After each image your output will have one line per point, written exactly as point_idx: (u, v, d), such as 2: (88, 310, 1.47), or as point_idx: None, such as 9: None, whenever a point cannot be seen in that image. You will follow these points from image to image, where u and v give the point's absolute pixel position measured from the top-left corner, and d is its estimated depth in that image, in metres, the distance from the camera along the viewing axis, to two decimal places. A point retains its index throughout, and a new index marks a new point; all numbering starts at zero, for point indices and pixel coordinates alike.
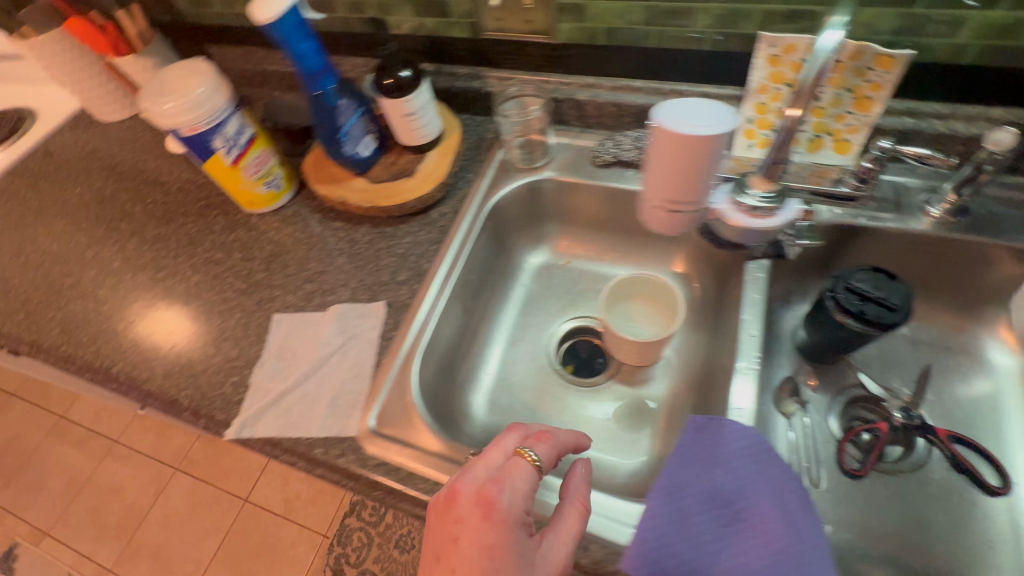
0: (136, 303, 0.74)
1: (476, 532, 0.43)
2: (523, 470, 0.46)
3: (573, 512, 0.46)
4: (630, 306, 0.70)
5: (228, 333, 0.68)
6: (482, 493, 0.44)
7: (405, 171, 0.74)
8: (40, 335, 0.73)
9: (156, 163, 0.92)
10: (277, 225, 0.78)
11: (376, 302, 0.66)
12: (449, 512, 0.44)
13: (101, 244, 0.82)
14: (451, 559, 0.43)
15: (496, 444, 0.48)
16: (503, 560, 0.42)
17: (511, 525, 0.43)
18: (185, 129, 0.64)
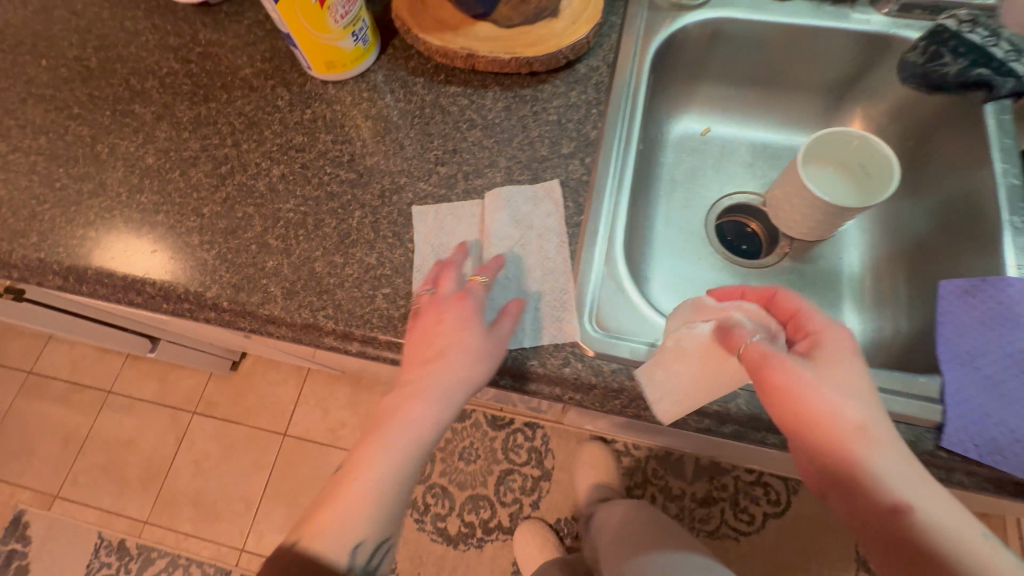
0: (202, 208, 0.55)
1: (441, 326, 0.44)
2: (473, 288, 0.46)
3: (504, 321, 0.45)
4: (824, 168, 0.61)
5: (353, 235, 0.53)
6: (436, 301, 0.45)
7: (543, 9, 0.56)
8: (76, 260, 0.54)
9: (150, 21, 0.67)
10: (368, 94, 0.60)
11: (547, 182, 0.53)
12: (428, 311, 0.46)
13: (114, 135, 0.60)
14: (416, 350, 0.44)
15: (446, 269, 0.47)
16: (471, 333, 0.44)
17: (472, 313, 0.45)
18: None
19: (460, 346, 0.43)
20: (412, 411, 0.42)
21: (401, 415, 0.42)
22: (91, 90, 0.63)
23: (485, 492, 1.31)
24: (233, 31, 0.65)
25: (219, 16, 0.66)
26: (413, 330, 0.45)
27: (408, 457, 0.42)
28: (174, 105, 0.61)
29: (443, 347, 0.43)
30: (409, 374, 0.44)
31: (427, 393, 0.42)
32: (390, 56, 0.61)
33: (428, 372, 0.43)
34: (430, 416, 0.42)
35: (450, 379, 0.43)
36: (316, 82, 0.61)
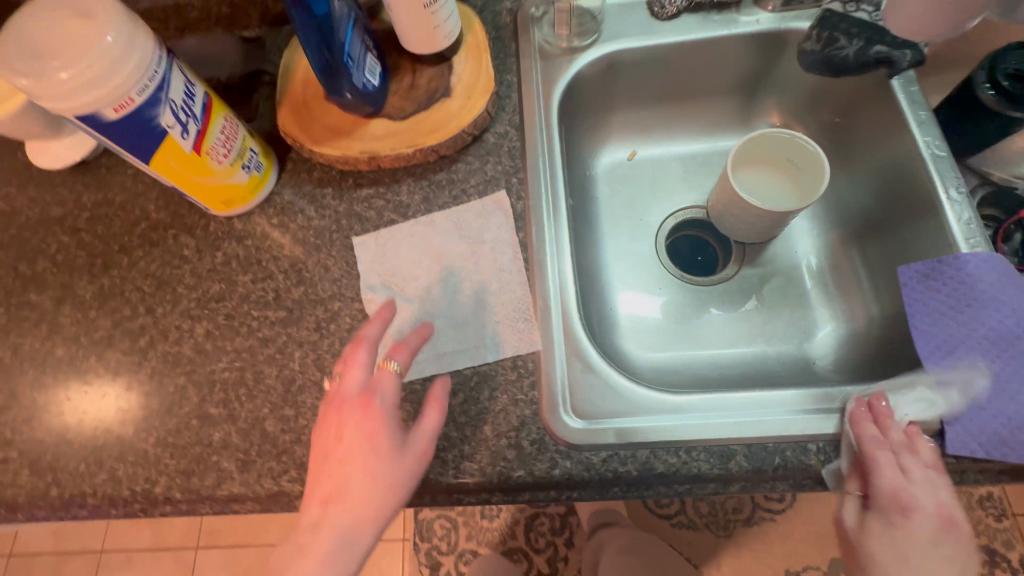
0: (128, 392, 0.50)
1: (358, 427, 0.41)
2: (381, 380, 0.43)
3: (432, 412, 0.43)
4: (759, 171, 0.60)
5: (299, 379, 0.49)
6: (344, 403, 0.42)
7: (435, 91, 0.54)
8: (1, 489, 0.48)
9: (24, 195, 0.62)
10: (278, 219, 0.56)
11: (494, 193, 0.53)
12: (335, 413, 0.42)
13: (13, 334, 0.54)
14: (334, 448, 0.41)
15: (349, 366, 0.44)
16: (381, 438, 0.41)
17: (386, 418, 0.42)
18: (111, 113, 0.40)
19: (370, 466, 0.40)
20: (351, 485, 0.40)
21: (344, 490, 0.40)
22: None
23: (517, 545, 1.27)
24: (117, 185, 0.60)
25: (98, 172, 0.61)
26: (326, 432, 0.42)
27: None
28: (72, 283, 0.56)
29: (348, 446, 0.41)
30: (332, 488, 0.40)
31: (363, 470, 0.40)
32: (291, 172, 0.58)
33: (359, 463, 0.40)
34: (336, 547, 0.38)
35: (388, 468, 0.40)
36: (220, 220, 0.57)
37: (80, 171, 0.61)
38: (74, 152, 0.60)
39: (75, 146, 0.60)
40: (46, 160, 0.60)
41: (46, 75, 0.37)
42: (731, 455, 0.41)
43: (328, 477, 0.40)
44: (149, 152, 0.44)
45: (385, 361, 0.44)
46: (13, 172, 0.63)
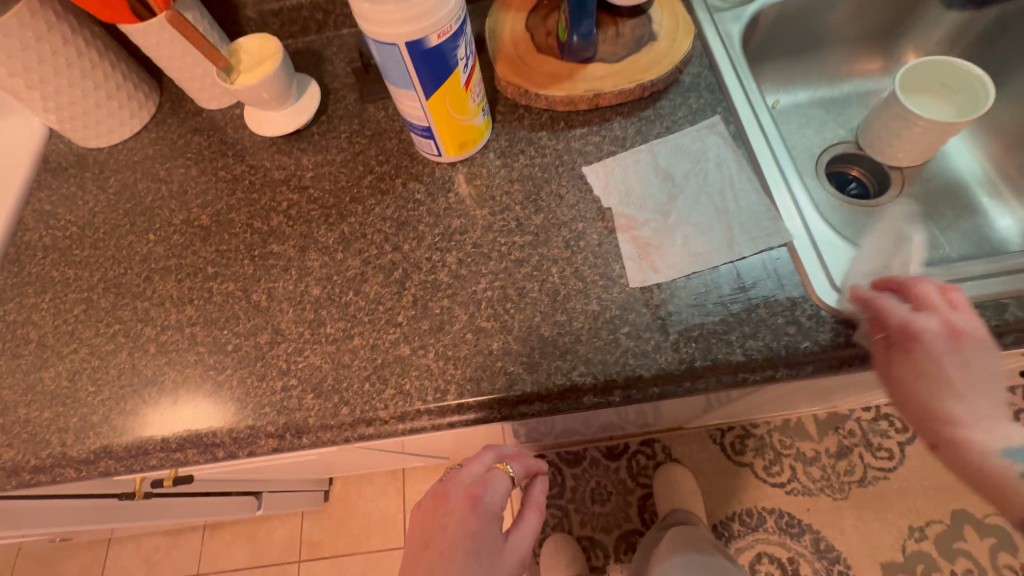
0: (396, 317, 0.53)
1: (462, 522, 0.49)
2: (497, 480, 0.53)
3: (532, 514, 0.53)
4: (928, 91, 0.67)
5: (563, 290, 0.52)
6: (466, 488, 0.51)
7: (642, 37, 0.60)
8: (289, 414, 0.51)
9: (243, 164, 0.66)
10: (500, 161, 0.61)
11: (707, 120, 0.59)
12: (441, 509, 0.49)
13: (264, 280, 0.58)
14: (441, 515, 0.49)
15: (472, 460, 0.54)
16: (479, 534, 0.48)
17: (489, 518, 0.50)
18: (439, 36, 0.45)
19: (465, 570, 0.46)
20: (451, 572, 0.46)
21: (447, 552, 0.47)
22: (216, 246, 0.61)
23: (632, 526, 1.27)
24: (335, 148, 0.65)
25: (313, 137, 0.66)
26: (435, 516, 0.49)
27: None
28: (312, 232, 0.60)
29: (452, 537, 0.48)
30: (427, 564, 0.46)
31: (461, 569, 0.46)
32: (505, 118, 0.62)
33: (455, 559, 0.47)
34: None
35: (489, 567, 0.47)
36: (444, 166, 0.62)
37: (295, 137, 0.66)
38: (295, 120, 0.65)
39: (295, 115, 0.65)
40: (267, 129, 0.65)
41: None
42: (1005, 307, 0.46)
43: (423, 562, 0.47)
44: (440, 81, 0.49)
45: (501, 464, 0.54)
46: (225, 146, 0.68)
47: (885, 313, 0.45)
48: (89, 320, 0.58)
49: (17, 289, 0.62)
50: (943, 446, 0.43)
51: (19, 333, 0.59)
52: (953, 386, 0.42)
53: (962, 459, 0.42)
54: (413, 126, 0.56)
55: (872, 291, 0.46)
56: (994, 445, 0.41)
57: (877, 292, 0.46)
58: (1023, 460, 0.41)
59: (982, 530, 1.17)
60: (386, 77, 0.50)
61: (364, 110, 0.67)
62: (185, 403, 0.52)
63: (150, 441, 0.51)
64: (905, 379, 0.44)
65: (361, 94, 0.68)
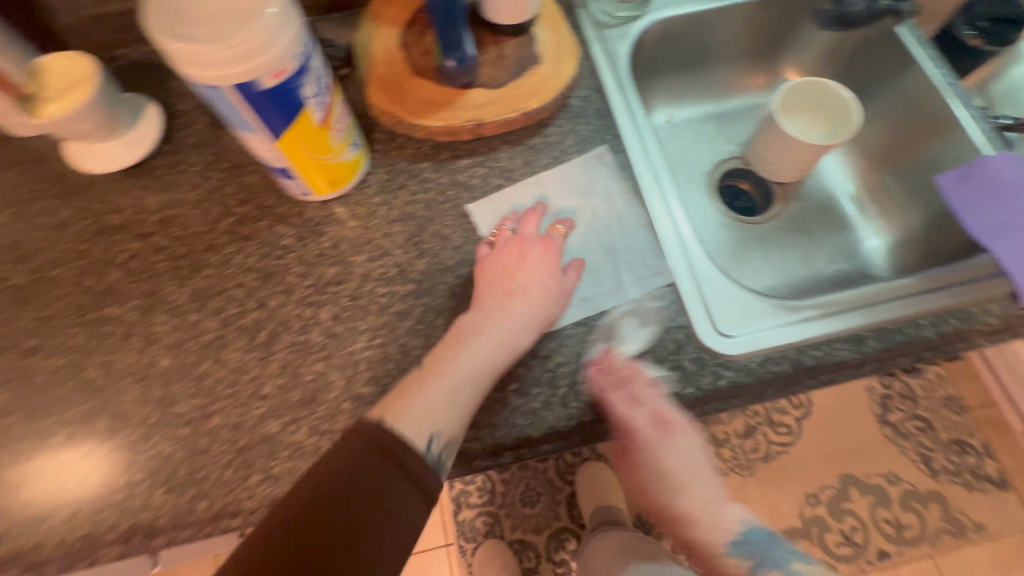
0: (263, 387, 0.47)
1: (526, 255, 0.50)
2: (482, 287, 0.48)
3: (570, 275, 0.50)
4: (811, 111, 0.68)
5: None
6: (523, 239, 0.51)
7: (524, 59, 0.56)
8: (136, 515, 0.44)
9: (68, 207, 0.55)
10: (378, 197, 0.55)
11: (595, 149, 0.57)
12: (498, 256, 0.50)
13: (99, 351, 0.49)
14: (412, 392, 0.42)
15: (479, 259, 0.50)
16: (546, 284, 0.48)
17: (530, 273, 0.48)
18: (271, 74, 0.38)
19: (518, 305, 0.47)
20: (493, 327, 0.46)
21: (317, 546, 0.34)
22: (36, 311, 0.51)
23: (562, 523, 1.30)
24: (185, 184, 0.56)
25: (156, 172, 0.57)
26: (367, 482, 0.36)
27: (467, 382, 0.43)
28: (159, 289, 0.51)
29: (521, 281, 0.48)
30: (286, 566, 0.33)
31: (505, 314, 0.46)
32: (382, 149, 0.57)
33: (489, 312, 0.46)
34: (461, 394, 0.42)
35: (514, 320, 0.46)
36: (315, 205, 0.55)
37: (134, 173, 0.56)
38: (130, 153, 0.55)
39: (130, 147, 0.56)
40: (95, 165, 0.55)
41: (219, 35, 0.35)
42: (865, 339, 0.48)
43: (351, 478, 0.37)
44: (291, 121, 0.43)
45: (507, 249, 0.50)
46: (45, 184, 0.56)
47: (613, 410, 0.45)
48: None
49: None
50: (690, 548, 0.48)
51: None
52: (677, 481, 0.46)
53: (704, 559, 0.46)
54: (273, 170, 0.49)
55: (618, 382, 0.45)
56: (722, 541, 0.46)
57: (620, 381, 0.45)
58: (749, 554, 0.46)
59: (865, 490, 1.31)
60: (224, 123, 0.43)
61: (219, 137, 0.59)
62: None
63: None
64: (632, 471, 0.48)
65: (215, 118, 0.59)
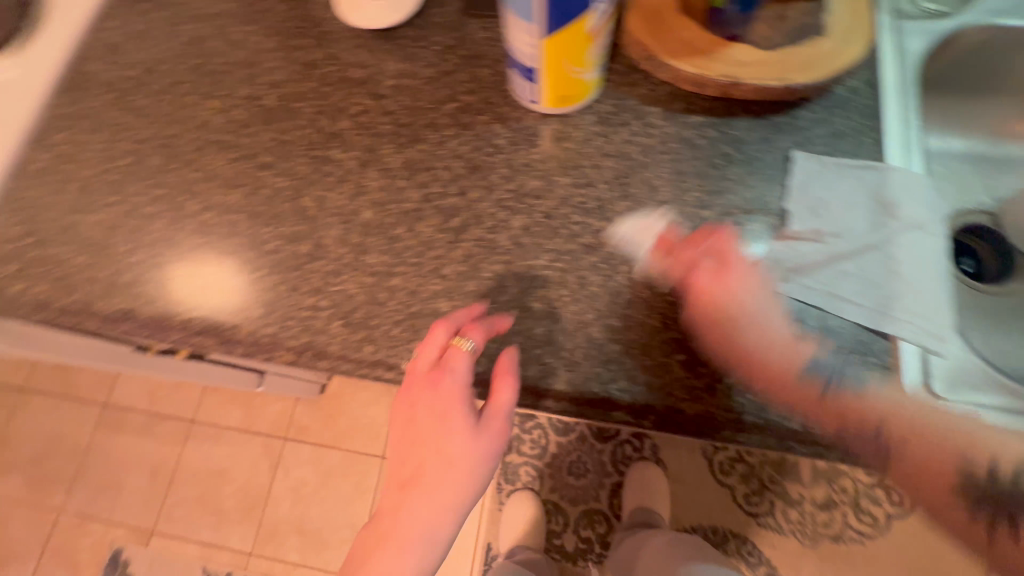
0: (442, 268, 0.50)
1: (452, 437, 0.45)
2: (456, 359, 0.44)
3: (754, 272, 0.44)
4: None
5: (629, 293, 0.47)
6: (445, 370, 0.44)
7: (808, 25, 0.50)
8: (314, 335, 0.49)
9: (321, 50, 0.60)
10: (597, 126, 0.54)
11: (846, 149, 0.50)
12: (425, 386, 0.45)
13: (317, 186, 0.54)
14: (427, 440, 0.45)
15: (427, 340, 0.45)
16: (456, 417, 0.45)
17: (461, 396, 0.45)
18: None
19: (456, 445, 0.45)
20: (428, 472, 0.44)
21: (386, 534, 0.44)
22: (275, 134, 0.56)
23: (599, 505, 1.31)
24: (423, 59, 0.58)
25: (401, 41, 0.59)
26: (381, 526, 0.45)
27: (431, 545, 0.44)
28: (378, 149, 0.55)
29: (445, 451, 0.44)
30: (375, 540, 0.44)
31: (451, 469, 0.44)
32: (616, 81, 0.55)
33: (452, 424, 0.45)
34: (427, 526, 0.44)
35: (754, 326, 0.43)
36: (535, 116, 0.55)
37: (384, 36, 0.59)
38: (388, 17, 0.58)
39: (390, 11, 0.59)
40: (358, 19, 0.59)
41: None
42: None
43: (388, 513, 0.45)
44: (570, 19, 0.42)
45: (457, 338, 0.44)
46: (307, 24, 0.61)
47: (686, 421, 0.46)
48: (136, 176, 0.56)
49: (72, 119, 0.59)
50: None
51: (66, 166, 0.57)
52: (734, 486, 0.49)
53: None
54: (516, 67, 0.49)
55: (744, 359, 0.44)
56: None
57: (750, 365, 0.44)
58: None
59: None
60: (504, 3, 0.44)
61: (464, 23, 0.59)
62: (212, 291, 0.51)
63: (174, 319, 0.50)
64: None
65: (466, 3, 0.60)
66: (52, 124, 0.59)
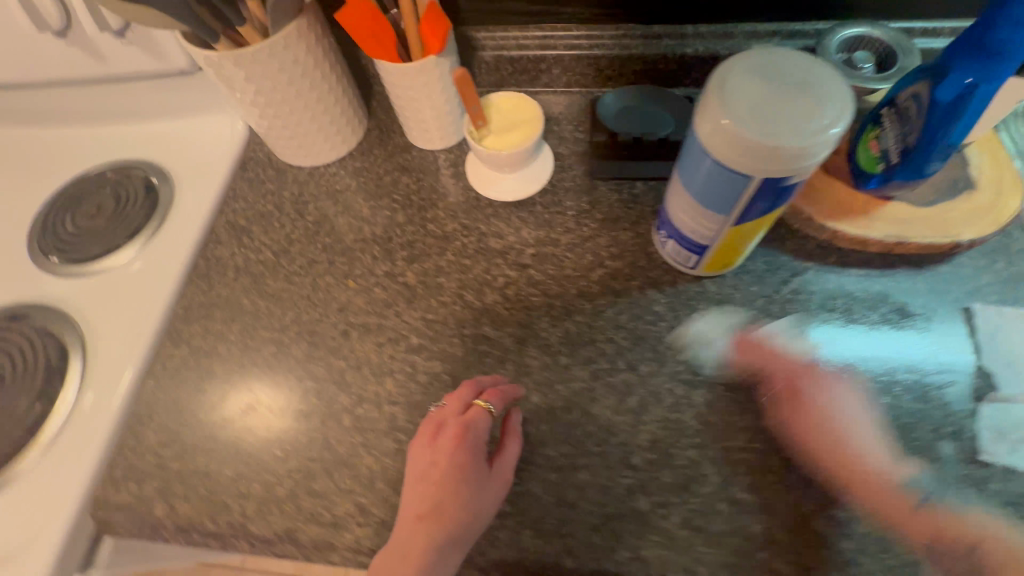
0: (631, 457, 0.46)
1: (456, 484, 0.44)
2: (474, 418, 0.46)
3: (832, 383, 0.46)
4: None
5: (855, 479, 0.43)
6: (457, 420, 0.46)
7: (955, 180, 0.52)
8: (504, 549, 0.44)
9: (455, 222, 0.60)
10: (755, 286, 0.53)
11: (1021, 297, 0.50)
12: (431, 436, 0.46)
13: (474, 368, 0.52)
14: (434, 476, 0.44)
15: (452, 397, 0.47)
16: (467, 471, 0.44)
17: (473, 450, 0.45)
18: (717, 156, 0.39)
19: (457, 493, 0.44)
20: (450, 511, 0.43)
21: (439, 509, 0.43)
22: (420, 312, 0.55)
23: None
24: (560, 225, 0.59)
25: (534, 209, 0.60)
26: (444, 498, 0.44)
27: None
28: (532, 323, 0.53)
29: (434, 501, 0.43)
30: (430, 504, 0.43)
31: (453, 496, 0.44)
32: (765, 239, 0.55)
33: (455, 489, 0.44)
34: None
35: (470, 492, 0.44)
36: (688, 278, 0.54)
37: (516, 205, 0.60)
38: (524, 189, 0.60)
39: (526, 182, 0.60)
40: (493, 192, 0.60)
41: (729, 98, 0.37)
42: None
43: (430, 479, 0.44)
44: (757, 215, 0.43)
45: (480, 400, 0.47)
46: (436, 196, 0.62)
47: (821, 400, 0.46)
48: (282, 368, 0.54)
49: (206, 310, 0.57)
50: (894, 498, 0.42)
51: (206, 362, 0.55)
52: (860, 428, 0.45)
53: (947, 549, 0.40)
54: (686, 246, 0.49)
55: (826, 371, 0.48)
56: None
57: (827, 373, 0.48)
58: None
59: None
60: (677, 193, 0.46)
61: (593, 187, 0.61)
62: (377, 499, 0.47)
63: (341, 538, 0.46)
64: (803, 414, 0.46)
65: (592, 170, 0.61)
66: (185, 316, 0.57)
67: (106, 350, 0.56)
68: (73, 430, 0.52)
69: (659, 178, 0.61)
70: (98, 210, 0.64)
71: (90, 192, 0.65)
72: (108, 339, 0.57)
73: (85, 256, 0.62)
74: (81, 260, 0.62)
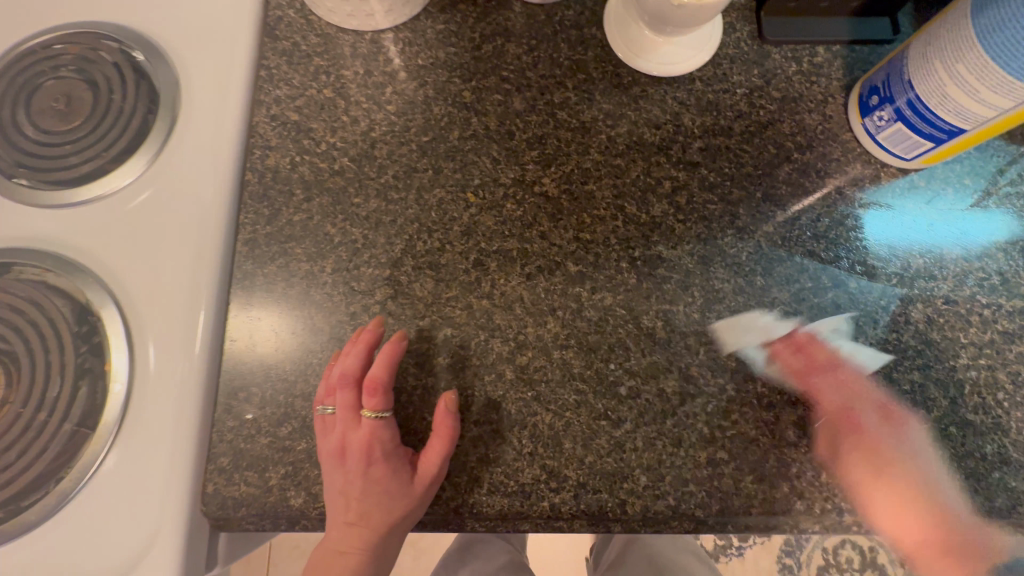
0: (852, 386, 0.41)
1: (379, 500, 0.38)
2: (375, 429, 0.38)
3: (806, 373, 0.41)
4: None
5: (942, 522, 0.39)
6: (360, 432, 0.38)
7: None
8: (725, 499, 0.39)
9: (593, 109, 0.46)
10: (971, 179, 0.45)
11: None
12: (335, 458, 0.38)
13: (655, 298, 0.42)
14: (357, 496, 0.38)
15: (337, 405, 0.39)
16: (392, 484, 0.38)
17: (389, 462, 0.38)
18: None
19: (385, 503, 0.38)
20: (375, 520, 0.38)
21: (369, 520, 0.38)
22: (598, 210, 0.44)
23: None
24: (730, 107, 0.46)
25: (694, 88, 0.46)
26: (843, 425, 0.40)
27: None
28: (713, 237, 0.44)
29: (362, 510, 0.38)
30: (356, 518, 0.38)
31: (379, 507, 0.38)
32: None
33: (382, 500, 0.38)
34: None
35: (396, 504, 0.38)
36: (892, 172, 0.45)
37: (667, 81, 0.46)
38: (686, 61, 0.45)
39: (691, 47, 0.45)
40: (649, 63, 0.46)
41: None
42: None
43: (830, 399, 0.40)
44: None
45: (373, 411, 0.39)
46: (561, 70, 0.47)
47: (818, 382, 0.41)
48: (407, 314, 0.42)
49: (279, 244, 0.43)
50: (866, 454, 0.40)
51: (299, 313, 0.42)
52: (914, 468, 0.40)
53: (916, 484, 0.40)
54: (928, 128, 0.39)
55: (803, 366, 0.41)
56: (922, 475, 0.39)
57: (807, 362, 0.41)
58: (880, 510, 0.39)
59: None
60: (953, 55, 0.35)
61: (765, 55, 0.47)
62: (567, 460, 0.39)
63: (534, 508, 0.39)
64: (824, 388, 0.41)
65: (762, 30, 0.47)
66: (250, 254, 0.43)
67: (154, 309, 0.42)
68: (146, 416, 0.40)
69: (852, 41, 0.46)
70: (69, 103, 0.45)
71: (49, 78, 0.45)
72: (150, 293, 0.42)
73: (72, 177, 0.44)
74: (68, 184, 0.43)
